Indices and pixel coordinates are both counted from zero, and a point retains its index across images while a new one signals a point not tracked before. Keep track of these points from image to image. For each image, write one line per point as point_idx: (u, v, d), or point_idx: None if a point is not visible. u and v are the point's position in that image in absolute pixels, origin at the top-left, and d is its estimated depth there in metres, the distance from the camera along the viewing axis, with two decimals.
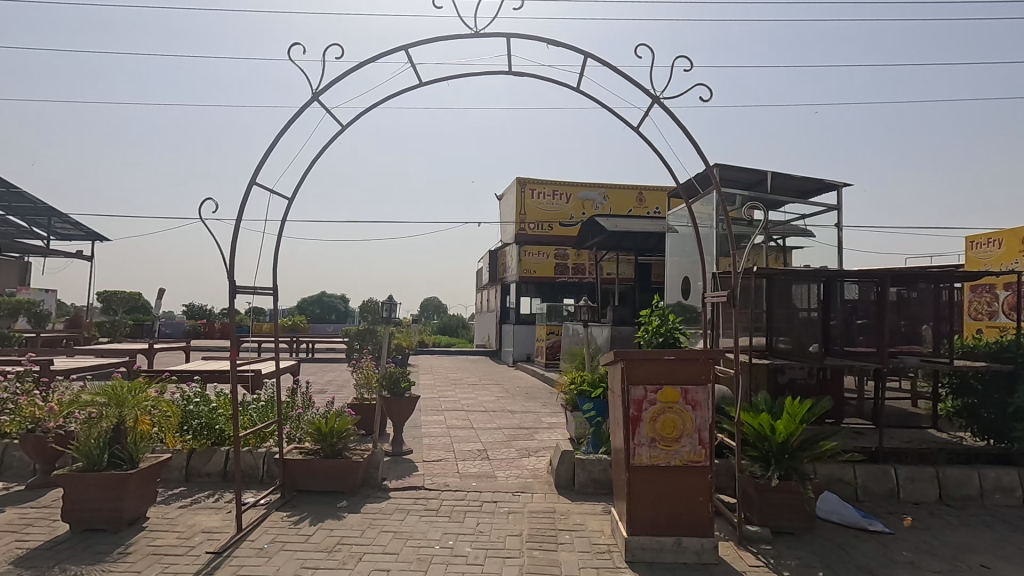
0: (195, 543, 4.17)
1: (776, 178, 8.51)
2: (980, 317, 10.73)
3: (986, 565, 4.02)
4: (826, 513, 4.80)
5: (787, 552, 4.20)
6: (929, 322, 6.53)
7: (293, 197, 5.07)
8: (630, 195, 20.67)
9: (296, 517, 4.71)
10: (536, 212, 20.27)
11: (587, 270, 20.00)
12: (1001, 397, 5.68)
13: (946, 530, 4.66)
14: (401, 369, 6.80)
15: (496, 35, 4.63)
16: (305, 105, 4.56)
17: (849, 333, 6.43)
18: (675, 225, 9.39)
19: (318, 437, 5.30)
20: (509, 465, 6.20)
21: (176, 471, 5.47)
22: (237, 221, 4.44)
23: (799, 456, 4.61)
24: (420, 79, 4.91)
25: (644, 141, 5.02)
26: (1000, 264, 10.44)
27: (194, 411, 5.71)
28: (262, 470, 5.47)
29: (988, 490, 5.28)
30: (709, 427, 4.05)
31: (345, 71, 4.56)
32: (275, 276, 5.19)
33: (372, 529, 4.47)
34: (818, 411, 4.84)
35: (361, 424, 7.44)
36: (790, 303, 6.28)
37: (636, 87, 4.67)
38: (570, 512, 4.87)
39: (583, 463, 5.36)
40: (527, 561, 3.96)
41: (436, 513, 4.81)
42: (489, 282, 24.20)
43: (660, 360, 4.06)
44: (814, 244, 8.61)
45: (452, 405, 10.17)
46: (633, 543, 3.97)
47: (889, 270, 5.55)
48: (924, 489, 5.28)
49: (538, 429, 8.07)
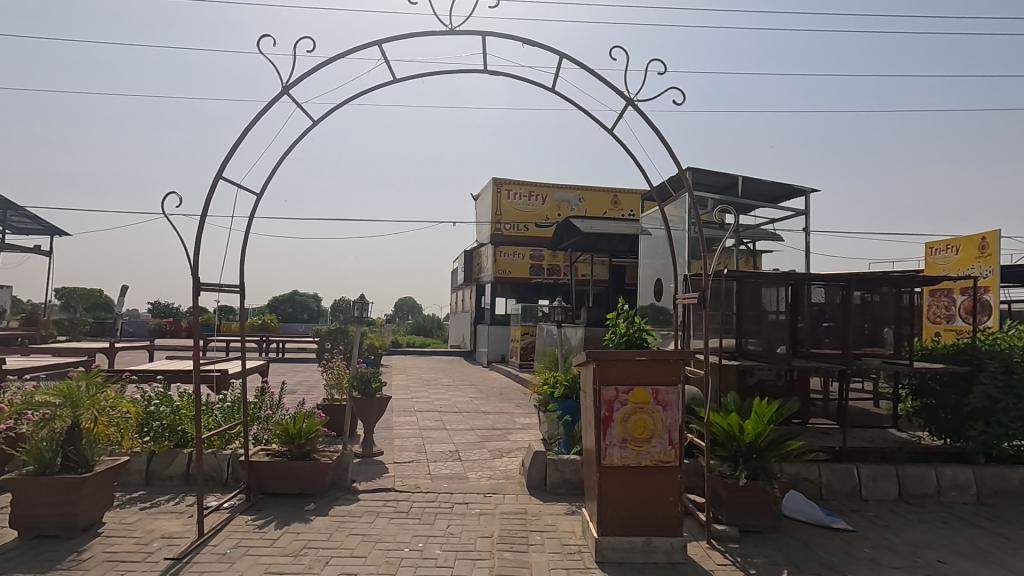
0: (154, 550, 4.02)
1: (747, 183, 8.67)
2: (938, 320, 11.11)
3: (942, 561, 4.14)
4: (791, 511, 4.89)
5: (754, 550, 4.26)
6: (891, 325, 6.66)
7: (262, 194, 5.04)
8: (605, 197, 20.79)
9: (262, 520, 4.60)
10: (512, 211, 20.31)
11: (562, 270, 20.09)
12: (958, 397, 5.91)
13: (906, 526, 4.80)
14: (373, 369, 6.69)
15: (471, 33, 4.62)
16: (275, 99, 4.51)
17: (816, 335, 6.57)
18: (647, 227, 9.53)
19: (285, 439, 5.19)
20: (480, 466, 6.17)
21: (135, 474, 5.27)
22: (203, 215, 4.38)
23: (766, 456, 4.69)
24: (394, 75, 4.87)
25: (618, 143, 5.09)
26: (957, 270, 10.82)
27: (155, 412, 5.55)
28: (225, 472, 5.32)
29: (945, 487, 5.45)
30: (680, 427, 4.08)
31: (321, 65, 4.53)
32: (241, 273, 5.11)
33: (340, 532, 4.38)
34: (785, 412, 4.92)
35: (331, 424, 7.31)
36: (760, 305, 6.37)
37: (609, 88, 4.73)
38: (541, 513, 4.86)
39: (555, 463, 5.36)
40: (498, 563, 3.92)
41: (407, 514, 4.75)
42: (464, 283, 24.12)
43: (632, 361, 4.08)
44: (783, 247, 8.78)
45: (425, 405, 10.11)
46: (603, 543, 3.98)
47: (854, 274, 5.83)
48: (884, 487, 5.42)
49: (510, 430, 8.05)
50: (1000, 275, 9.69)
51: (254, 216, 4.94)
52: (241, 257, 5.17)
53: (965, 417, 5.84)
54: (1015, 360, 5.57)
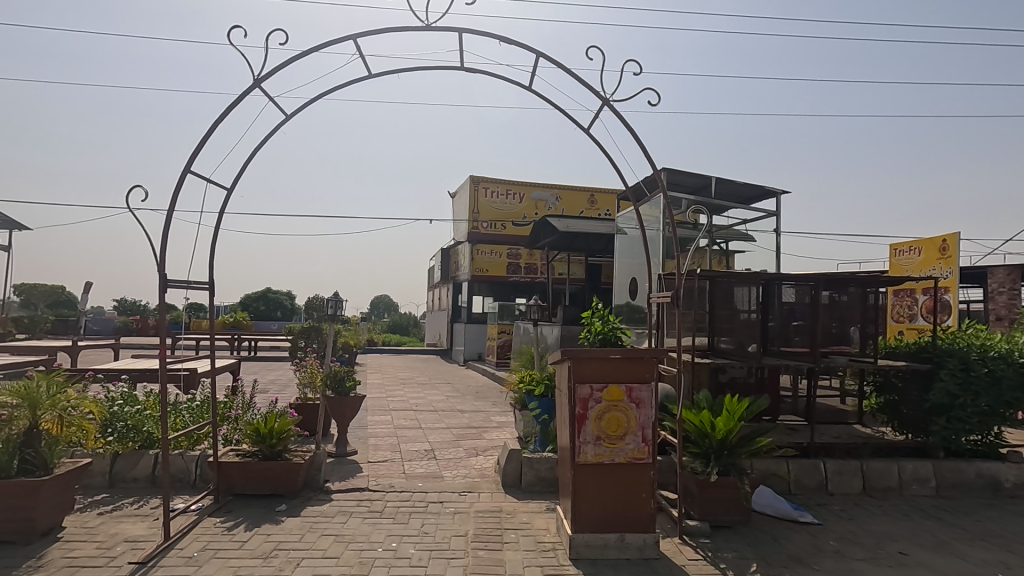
0: (118, 554, 3.90)
1: (720, 184, 8.82)
2: (901, 319, 11.46)
3: (903, 552, 4.28)
4: (760, 506, 4.99)
5: (725, 545, 4.34)
6: (857, 324, 6.84)
7: (232, 189, 4.93)
8: (581, 196, 20.90)
9: (232, 522, 4.51)
10: (489, 210, 20.27)
11: (539, 269, 20.12)
12: (919, 394, 6.13)
13: (870, 519, 4.94)
14: (347, 368, 6.61)
15: (448, 30, 4.58)
16: (245, 92, 4.41)
17: (786, 333, 6.69)
18: (623, 227, 9.61)
19: (256, 439, 5.10)
20: (455, 465, 6.15)
21: (98, 477, 5.11)
22: (169, 210, 4.27)
23: (737, 452, 4.78)
24: (369, 71, 4.81)
25: (593, 142, 5.10)
26: (920, 271, 11.17)
27: (120, 412, 5.40)
28: (193, 474, 5.20)
29: (906, 481, 5.63)
30: (653, 424, 4.13)
31: (293, 59, 4.44)
32: (211, 269, 5.00)
33: (312, 533, 4.32)
34: (755, 409, 5.01)
35: (304, 424, 7.20)
36: (732, 304, 6.51)
37: (585, 88, 4.74)
38: (516, 511, 4.87)
39: (531, 461, 5.38)
40: (473, 562, 3.92)
41: (381, 514, 4.71)
42: (441, 281, 24.01)
43: (606, 359, 4.11)
44: (755, 248, 8.95)
45: (400, 404, 10.02)
46: (577, 540, 4.01)
47: (823, 275, 6.01)
48: (850, 481, 5.58)
49: (487, 428, 8.04)
50: (959, 276, 10.05)
51: (224, 211, 4.84)
52: (211, 254, 5.06)
53: (926, 413, 6.06)
54: (972, 358, 5.78)
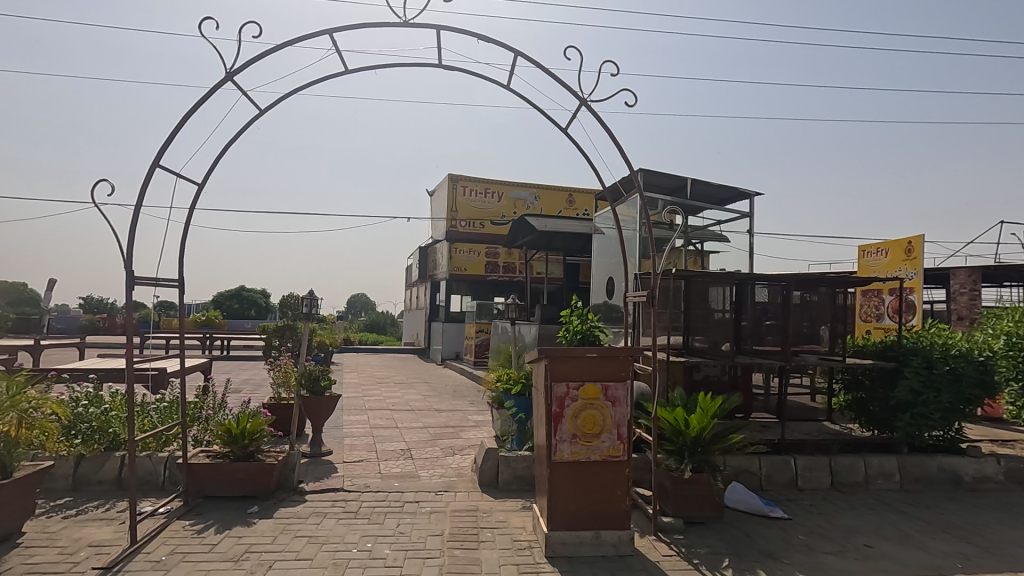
0: (81, 560, 3.79)
1: (695, 185, 8.94)
2: (869, 319, 11.77)
3: (869, 545, 4.40)
4: (733, 502, 5.08)
5: (698, 540, 4.41)
6: (827, 324, 6.98)
7: (203, 184, 4.82)
8: (560, 196, 20.98)
9: (202, 524, 4.41)
10: (468, 208, 20.21)
11: (518, 268, 20.13)
12: (885, 392, 6.31)
13: (838, 514, 5.07)
14: (322, 367, 6.53)
15: (426, 26, 4.54)
16: (217, 85, 4.30)
17: (758, 332, 6.80)
18: (601, 226, 9.67)
19: (228, 440, 5.00)
20: (432, 464, 6.12)
21: (61, 480, 4.95)
22: (137, 206, 4.16)
23: (710, 449, 4.87)
24: (345, 67, 4.74)
25: (572, 142, 5.11)
26: (887, 272, 11.49)
27: (83, 414, 5.23)
28: (162, 476, 5.07)
29: (872, 476, 5.79)
30: (628, 422, 4.17)
31: (267, 53, 4.35)
32: (181, 267, 4.90)
33: (285, 535, 4.25)
34: (728, 406, 5.11)
35: (278, 424, 7.08)
36: (706, 304, 6.65)
37: (564, 88, 4.74)
38: (493, 510, 4.86)
39: (507, 460, 5.38)
40: (448, 561, 3.90)
41: (356, 515, 4.66)
42: (419, 279, 23.85)
43: (583, 357, 4.13)
44: (729, 248, 9.10)
45: (377, 403, 9.93)
46: (553, 538, 4.03)
47: (793, 276, 6.21)
48: (818, 476, 5.71)
49: (464, 427, 8.01)
50: (923, 277, 10.38)
51: (194, 207, 4.74)
52: (181, 251, 4.94)
53: (891, 410, 6.24)
54: (935, 356, 5.99)
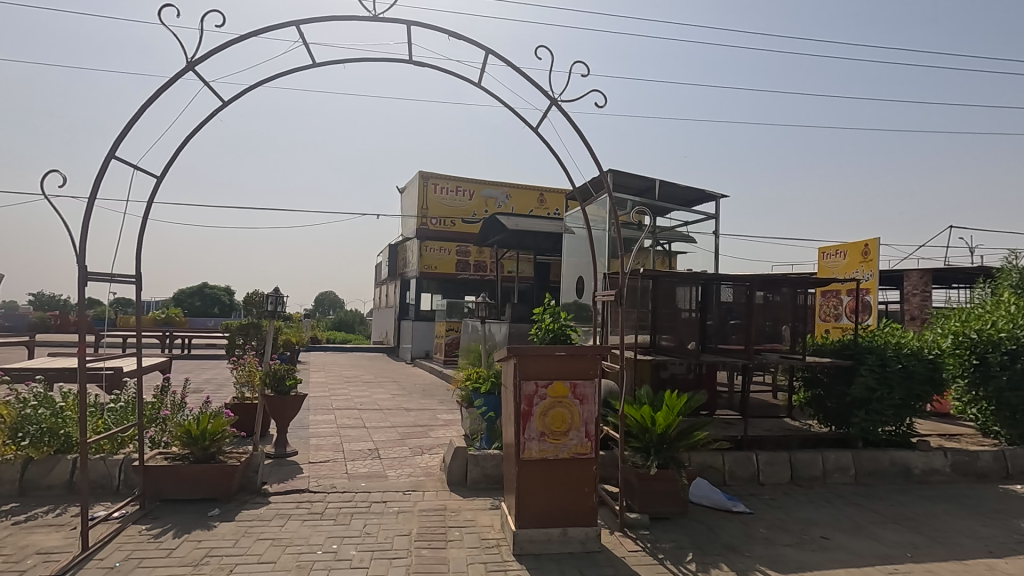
0: (28, 568, 3.62)
1: (664, 187, 9.09)
2: (828, 318, 12.18)
3: (825, 537, 4.55)
4: (697, 497, 5.19)
5: (663, 536, 4.48)
6: (788, 323, 7.17)
7: (163, 177, 4.69)
8: (531, 196, 21.03)
9: (159, 528, 4.27)
10: (439, 206, 20.09)
11: (489, 267, 20.10)
12: (842, 389, 6.53)
13: (797, 507, 5.23)
14: (287, 365, 6.40)
15: (396, 21, 4.50)
16: (178, 75, 4.18)
17: (723, 331, 6.96)
18: (571, 226, 9.72)
19: (188, 441, 4.86)
20: (400, 464, 6.07)
21: (7, 485, 4.73)
22: (91, 198, 4.01)
23: (676, 446, 4.95)
24: (313, 59, 4.67)
25: (542, 141, 5.14)
26: (845, 273, 11.91)
27: (32, 415, 4.95)
28: (117, 479, 4.89)
29: (829, 470, 5.99)
30: (596, 420, 4.21)
31: (231, 43, 4.26)
32: (138, 263, 4.75)
33: (247, 537, 4.15)
34: (693, 404, 5.20)
35: (241, 425, 6.91)
36: (673, 304, 6.75)
37: (534, 87, 4.76)
38: (461, 509, 4.85)
39: (476, 459, 5.38)
40: (415, 561, 3.88)
41: (322, 516, 4.58)
42: (388, 277, 23.59)
43: (551, 356, 4.16)
44: (696, 249, 9.28)
45: (344, 402, 9.78)
46: (521, 536, 4.04)
47: (758, 277, 6.45)
48: (779, 471, 5.88)
49: (433, 426, 7.96)
50: (878, 278, 10.79)
51: (153, 200, 4.61)
52: (139, 245, 4.79)
53: (847, 406, 6.47)
54: (888, 354, 6.23)
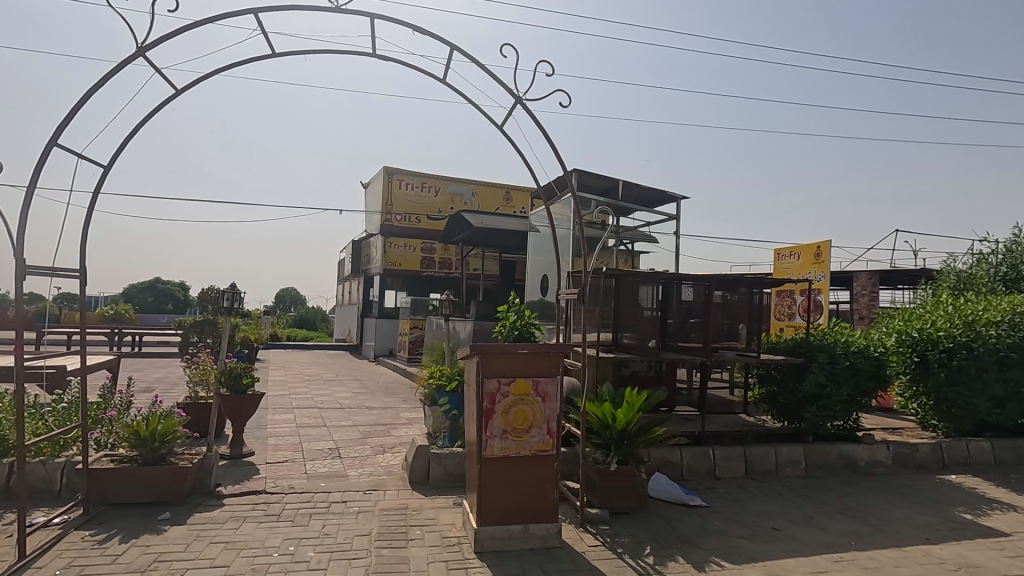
0: None
1: (627, 187, 9.23)
2: (782, 317, 12.62)
3: (776, 528, 4.72)
4: (656, 492, 5.30)
5: (622, 530, 4.57)
6: (744, 322, 7.42)
7: (110, 167, 4.50)
8: (497, 193, 21.02)
9: (104, 534, 4.09)
10: (404, 203, 19.87)
11: (454, 264, 20.00)
12: (794, 385, 6.78)
13: (750, 500, 5.40)
14: (244, 363, 6.21)
15: (359, 14, 4.43)
16: (127, 60, 4.01)
17: (683, 330, 7.14)
18: (536, 224, 9.78)
19: (136, 442, 4.67)
20: (362, 463, 5.99)
21: None
22: (29, 187, 3.81)
23: (636, 442, 5.04)
24: (272, 49, 4.56)
25: (507, 140, 5.15)
26: (798, 273, 12.36)
27: None
28: (58, 484, 4.66)
29: (781, 464, 6.21)
30: (557, 417, 4.25)
31: (185, 29, 4.11)
32: (82, 256, 4.54)
33: (199, 541, 4.02)
34: (653, 400, 5.31)
35: (194, 425, 6.68)
36: (636, 303, 6.87)
37: (499, 85, 4.77)
38: (423, 508, 4.82)
39: (438, 457, 5.35)
40: (375, 561, 3.83)
41: (279, 517, 4.48)
42: (351, 274, 23.18)
43: (515, 354, 4.17)
44: (658, 249, 9.46)
45: (304, 401, 9.58)
46: (482, 533, 4.04)
47: (716, 277, 6.64)
48: (734, 466, 6.06)
49: (395, 425, 7.88)
50: (829, 279, 11.25)
51: (99, 190, 4.41)
52: (84, 237, 4.58)
53: (799, 402, 6.72)
54: (837, 352, 6.50)
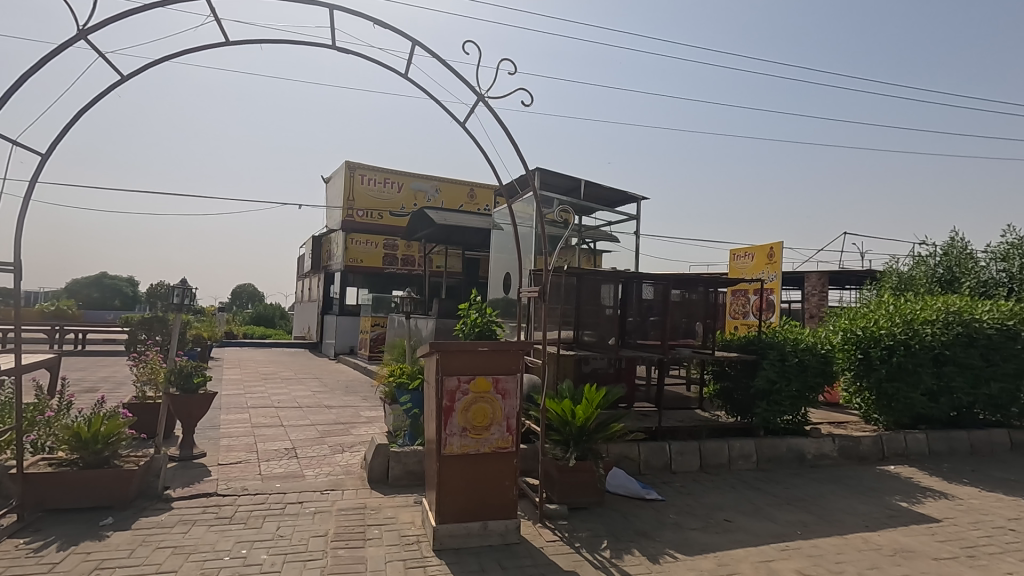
0: None
1: (588, 187, 9.35)
2: (736, 316, 13.03)
3: (728, 519, 4.88)
4: (614, 487, 5.40)
5: (580, 525, 4.63)
6: (701, 320, 7.55)
7: (48, 156, 4.28)
8: (461, 191, 20.91)
9: (41, 541, 3.89)
10: (366, 198, 19.54)
11: (417, 261, 19.80)
12: (747, 381, 7.02)
13: (704, 493, 5.56)
14: (196, 362, 5.95)
15: (317, 5, 4.34)
16: (67, 43, 3.83)
17: (643, 327, 7.21)
18: (499, 222, 9.78)
19: (76, 445, 4.45)
20: (319, 463, 5.88)
21: None
22: None
23: (594, 438, 5.12)
24: (226, 37, 4.43)
25: (468, 137, 5.16)
26: (752, 273, 12.77)
27: None
28: None
29: (734, 457, 6.42)
30: (517, 414, 4.27)
31: (132, 12, 3.96)
32: (18, 249, 4.31)
33: (145, 546, 3.87)
34: (612, 397, 5.41)
35: (141, 426, 6.41)
36: (598, 300, 6.94)
37: (461, 82, 4.77)
38: (381, 507, 4.77)
39: (398, 455, 5.30)
40: (331, 562, 3.77)
41: (231, 520, 4.35)
42: (311, 270, 22.66)
43: (475, 352, 4.17)
44: (619, 248, 9.61)
45: (260, 400, 9.32)
46: (440, 531, 4.04)
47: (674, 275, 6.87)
48: (689, 460, 6.23)
49: (354, 424, 7.76)
50: (781, 279, 11.67)
51: (36, 180, 4.19)
52: (20, 229, 4.34)
53: (751, 397, 6.96)
54: (787, 349, 6.76)
